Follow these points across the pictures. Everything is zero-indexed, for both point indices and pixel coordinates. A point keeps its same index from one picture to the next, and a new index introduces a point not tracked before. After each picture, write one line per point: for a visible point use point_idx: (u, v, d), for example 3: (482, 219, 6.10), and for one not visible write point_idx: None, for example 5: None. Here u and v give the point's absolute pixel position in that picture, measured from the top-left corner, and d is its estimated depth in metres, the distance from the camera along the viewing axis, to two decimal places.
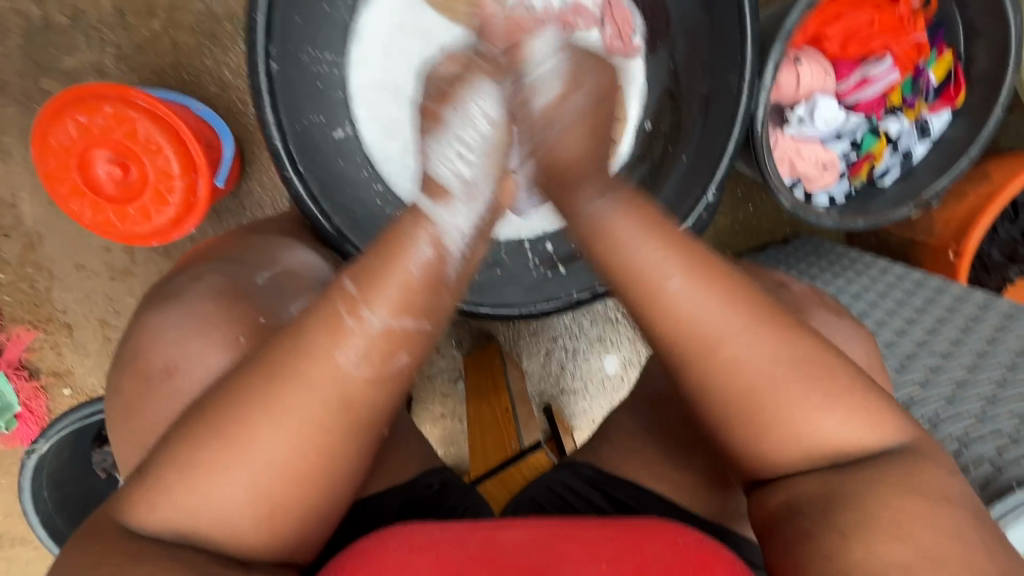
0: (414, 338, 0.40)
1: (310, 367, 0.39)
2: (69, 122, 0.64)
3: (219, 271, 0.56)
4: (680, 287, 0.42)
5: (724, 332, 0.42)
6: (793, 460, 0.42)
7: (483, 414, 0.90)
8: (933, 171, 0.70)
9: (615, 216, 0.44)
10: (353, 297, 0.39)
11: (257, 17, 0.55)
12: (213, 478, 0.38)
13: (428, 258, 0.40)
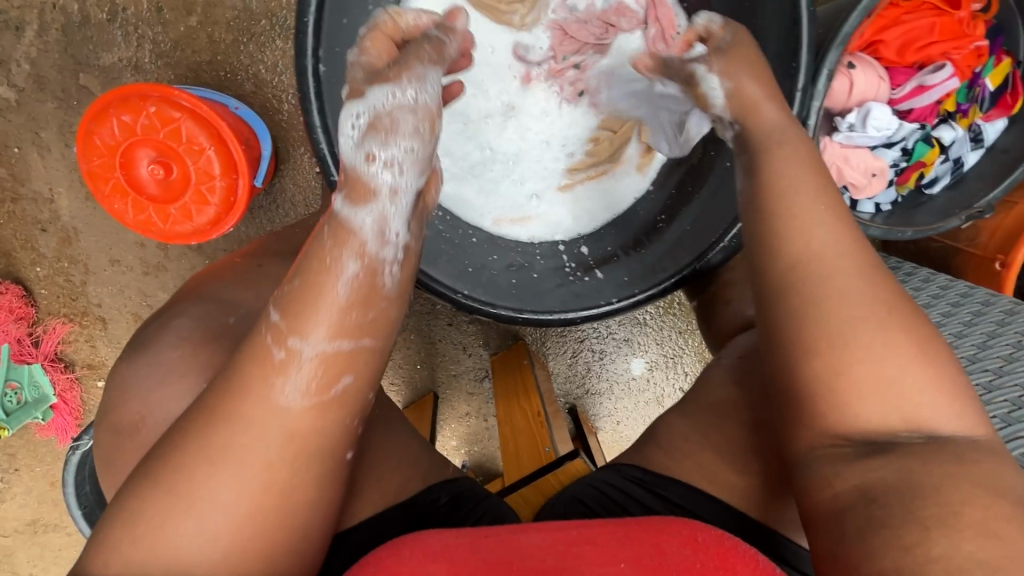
0: (354, 360, 0.40)
1: (243, 408, 0.38)
2: (114, 121, 0.64)
3: (205, 305, 0.55)
4: (807, 213, 0.46)
5: (839, 269, 0.44)
6: (868, 432, 0.41)
7: (514, 418, 0.88)
8: (986, 180, 0.69)
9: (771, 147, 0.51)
10: (279, 327, 0.39)
11: (308, 19, 0.54)
12: (169, 532, 0.37)
13: (355, 275, 0.41)
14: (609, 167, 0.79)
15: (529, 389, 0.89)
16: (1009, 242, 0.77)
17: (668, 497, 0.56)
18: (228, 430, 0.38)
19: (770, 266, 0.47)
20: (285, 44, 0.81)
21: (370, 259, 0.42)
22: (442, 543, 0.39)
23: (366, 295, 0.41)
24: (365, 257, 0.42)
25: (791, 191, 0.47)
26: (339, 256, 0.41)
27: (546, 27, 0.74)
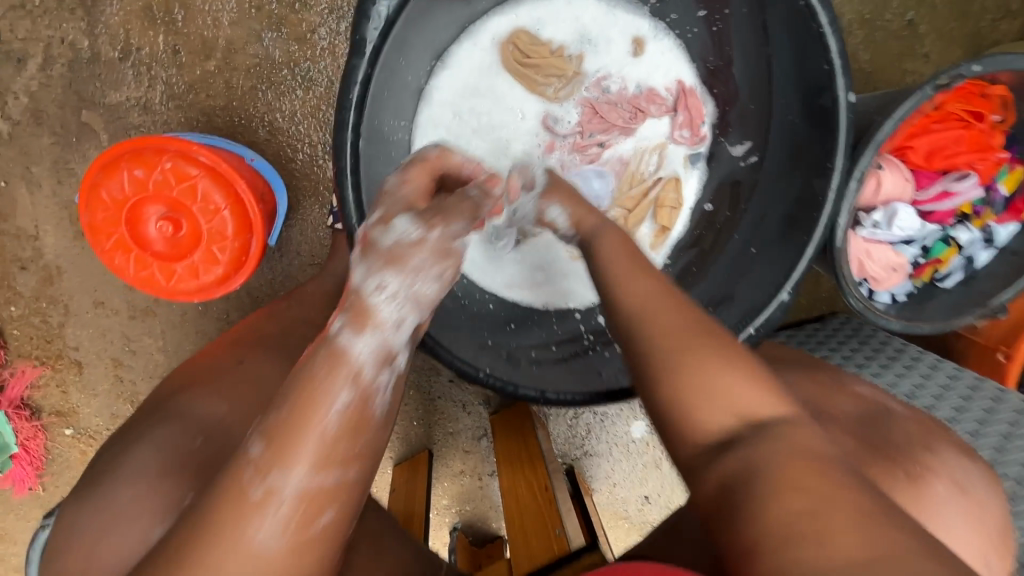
0: (339, 493, 0.37)
1: (218, 560, 0.34)
2: (123, 175, 0.60)
3: (170, 426, 0.49)
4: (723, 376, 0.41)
5: (776, 415, 0.40)
6: None
7: (518, 488, 0.84)
8: (999, 281, 0.70)
9: (636, 276, 0.48)
10: (256, 463, 0.35)
11: (353, 91, 0.51)
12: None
13: (347, 407, 0.37)
14: (623, 243, 0.75)
15: (532, 458, 0.86)
16: (1012, 335, 0.79)
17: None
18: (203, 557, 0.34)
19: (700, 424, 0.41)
20: (305, 94, 0.79)
21: (365, 387, 0.38)
22: None
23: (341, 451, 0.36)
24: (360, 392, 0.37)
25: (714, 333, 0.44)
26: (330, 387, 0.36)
27: (577, 102, 0.72)
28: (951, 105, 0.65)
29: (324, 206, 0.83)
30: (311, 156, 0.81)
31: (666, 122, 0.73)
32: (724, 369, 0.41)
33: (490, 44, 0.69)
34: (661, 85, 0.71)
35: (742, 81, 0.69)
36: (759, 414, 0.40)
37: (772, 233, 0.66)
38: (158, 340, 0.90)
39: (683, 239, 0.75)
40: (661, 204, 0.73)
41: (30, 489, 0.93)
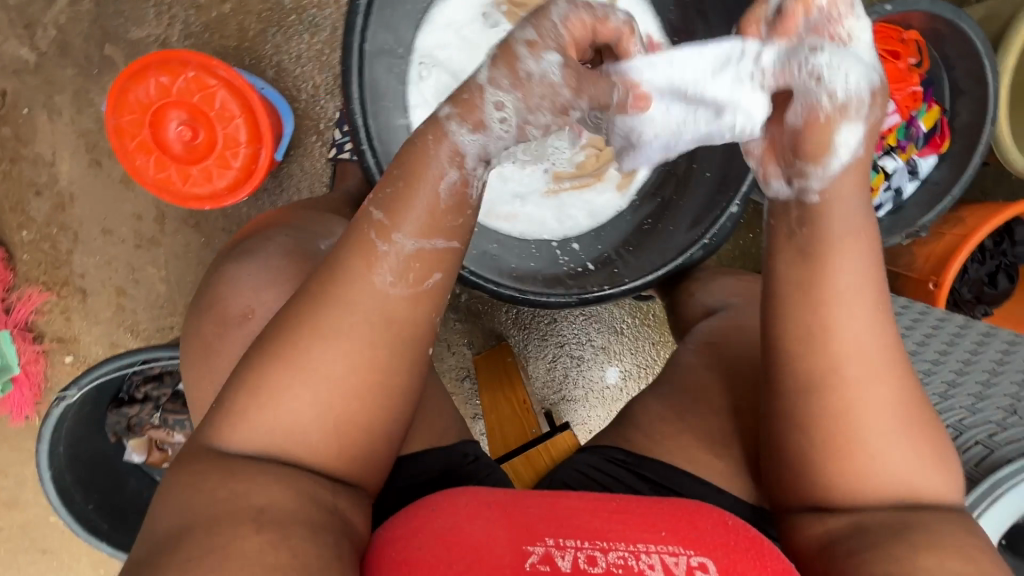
0: (442, 259, 0.48)
1: (350, 290, 0.46)
2: (150, 82, 0.68)
3: (288, 238, 0.68)
4: (854, 316, 0.46)
5: (875, 369, 0.46)
6: (866, 499, 0.46)
7: (500, 408, 0.92)
8: (921, 206, 0.81)
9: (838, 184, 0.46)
10: (381, 223, 0.47)
11: (359, 2, 0.61)
12: (280, 394, 0.45)
13: (453, 182, 0.47)
14: (592, 181, 0.85)
15: (515, 382, 0.93)
16: (940, 266, 0.88)
17: (647, 476, 0.61)
18: (337, 309, 0.46)
19: (802, 349, 0.47)
20: (311, 38, 0.87)
21: (466, 178, 0.48)
22: (494, 498, 0.50)
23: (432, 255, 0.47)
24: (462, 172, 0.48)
25: (859, 282, 0.46)
26: (440, 165, 0.47)
27: None
28: (875, 44, 0.75)
29: (325, 144, 0.91)
30: (314, 96, 0.89)
31: None
32: (839, 202, 0.46)
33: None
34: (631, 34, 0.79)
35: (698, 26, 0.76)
36: (868, 357, 0.46)
37: (723, 157, 0.75)
38: (161, 270, 0.94)
39: (647, 186, 0.84)
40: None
41: (26, 417, 0.96)
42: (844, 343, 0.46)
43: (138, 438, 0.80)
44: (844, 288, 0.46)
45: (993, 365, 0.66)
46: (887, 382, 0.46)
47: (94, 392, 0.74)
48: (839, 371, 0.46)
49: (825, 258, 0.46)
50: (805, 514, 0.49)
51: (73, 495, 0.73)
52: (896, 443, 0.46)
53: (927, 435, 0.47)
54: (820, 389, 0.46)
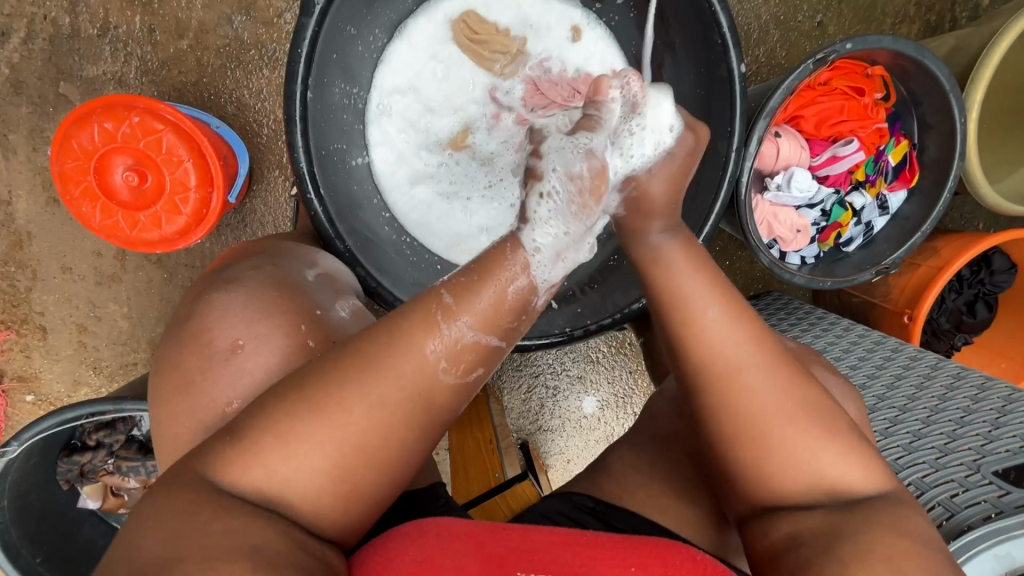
0: (489, 354, 0.45)
1: (405, 362, 0.42)
2: (94, 127, 0.67)
3: (271, 270, 0.59)
4: (716, 316, 0.48)
5: (746, 361, 0.47)
6: (795, 492, 0.45)
7: (467, 446, 0.91)
8: (892, 243, 0.79)
9: (673, 249, 0.53)
10: (448, 305, 0.43)
11: (300, 50, 0.60)
12: (305, 447, 0.40)
13: (519, 287, 0.45)
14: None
15: (483, 418, 0.93)
16: (915, 298, 0.86)
17: (616, 526, 0.54)
18: (389, 373, 0.42)
19: (693, 367, 0.49)
20: (271, 73, 0.85)
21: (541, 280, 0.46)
22: (466, 529, 0.43)
23: (480, 357, 0.44)
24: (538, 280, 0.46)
25: (739, 349, 0.47)
26: (514, 261, 0.45)
27: (521, 80, 0.76)
28: (835, 81, 0.77)
29: (287, 178, 0.89)
30: (275, 131, 0.87)
31: None
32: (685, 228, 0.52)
33: (444, 19, 0.76)
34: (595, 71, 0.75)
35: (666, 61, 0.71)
36: (751, 365, 0.47)
37: (690, 195, 0.70)
38: (123, 306, 0.92)
39: None
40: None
41: None
42: (722, 340, 0.48)
43: (91, 484, 0.79)
44: (696, 305, 0.49)
45: (960, 415, 0.63)
46: (782, 375, 0.47)
47: (41, 442, 0.73)
48: (739, 374, 0.47)
49: (638, 242, 0.54)
50: (762, 516, 0.47)
51: (18, 550, 0.72)
52: (814, 444, 0.46)
53: (849, 432, 0.47)
54: (726, 392, 0.47)
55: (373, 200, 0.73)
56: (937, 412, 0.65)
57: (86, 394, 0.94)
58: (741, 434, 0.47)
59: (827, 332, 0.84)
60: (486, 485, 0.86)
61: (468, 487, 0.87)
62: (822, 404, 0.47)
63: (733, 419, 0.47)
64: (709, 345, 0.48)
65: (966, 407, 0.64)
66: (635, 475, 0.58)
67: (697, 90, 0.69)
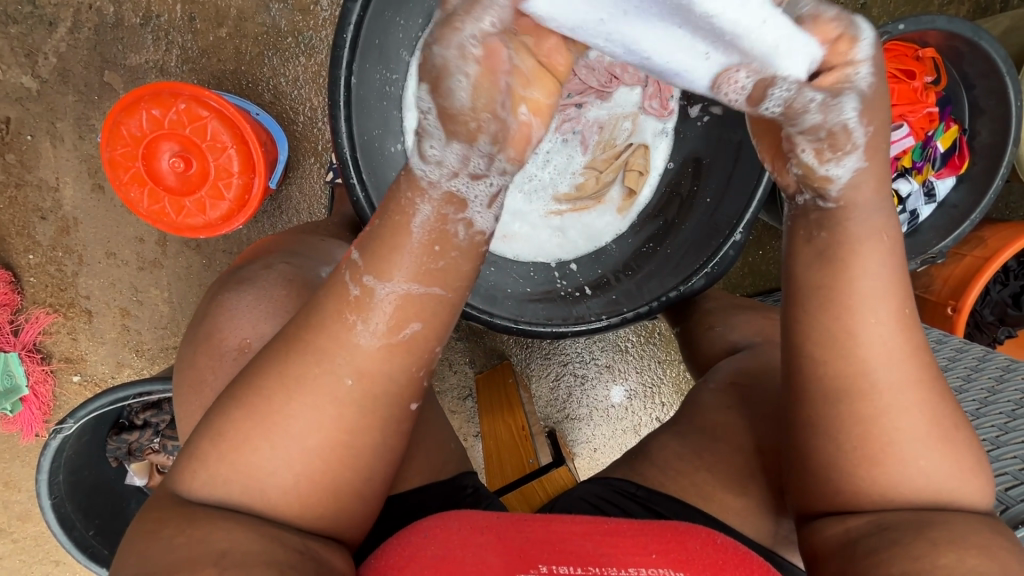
0: (425, 306, 0.42)
1: (321, 338, 0.41)
2: (143, 114, 0.68)
3: (283, 267, 0.61)
4: (883, 324, 0.42)
5: (901, 381, 0.42)
6: (891, 499, 0.42)
7: (498, 433, 0.93)
8: (938, 232, 0.78)
9: (847, 251, 0.43)
10: (358, 266, 0.42)
11: (345, 35, 0.61)
12: (246, 443, 0.41)
13: (429, 221, 0.42)
14: (592, 204, 0.77)
15: (513, 405, 0.93)
16: (959, 290, 0.83)
17: (660, 513, 0.53)
18: (308, 357, 0.41)
19: (838, 368, 0.43)
20: (308, 60, 0.86)
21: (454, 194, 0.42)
22: (487, 520, 0.43)
23: (407, 310, 0.41)
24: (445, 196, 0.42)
25: (896, 350, 0.42)
26: (417, 200, 0.42)
27: None
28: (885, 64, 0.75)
29: (322, 166, 0.90)
30: (311, 119, 0.88)
31: (636, 90, 0.75)
32: (860, 207, 0.42)
33: None
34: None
35: None
36: (902, 399, 0.42)
37: (723, 183, 0.69)
38: (164, 291, 0.94)
39: (649, 208, 0.77)
40: (630, 167, 0.75)
41: (35, 436, 0.96)
42: (875, 352, 0.42)
43: (138, 462, 0.82)
44: (868, 293, 0.42)
45: (1010, 409, 0.62)
46: (928, 393, 0.43)
47: (91, 419, 0.76)
48: (868, 380, 0.42)
49: (842, 256, 0.43)
50: (827, 517, 0.44)
51: (73, 522, 0.76)
52: (934, 462, 0.42)
53: (978, 473, 0.43)
54: (851, 398, 0.42)
55: None
56: (986, 405, 0.63)
57: (128, 376, 0.96)
58: (853, 435, 0.43)
59: None
60: (521, 471, 0.88)
61: (503, 474, 0.89)
62: (949, 419, 0.43)
63: (846, 431, 0.43)
64: (852, 346, 0.42)
65: (1017, 400, 0.62)
66: (677, 462, 0.56)
67: None
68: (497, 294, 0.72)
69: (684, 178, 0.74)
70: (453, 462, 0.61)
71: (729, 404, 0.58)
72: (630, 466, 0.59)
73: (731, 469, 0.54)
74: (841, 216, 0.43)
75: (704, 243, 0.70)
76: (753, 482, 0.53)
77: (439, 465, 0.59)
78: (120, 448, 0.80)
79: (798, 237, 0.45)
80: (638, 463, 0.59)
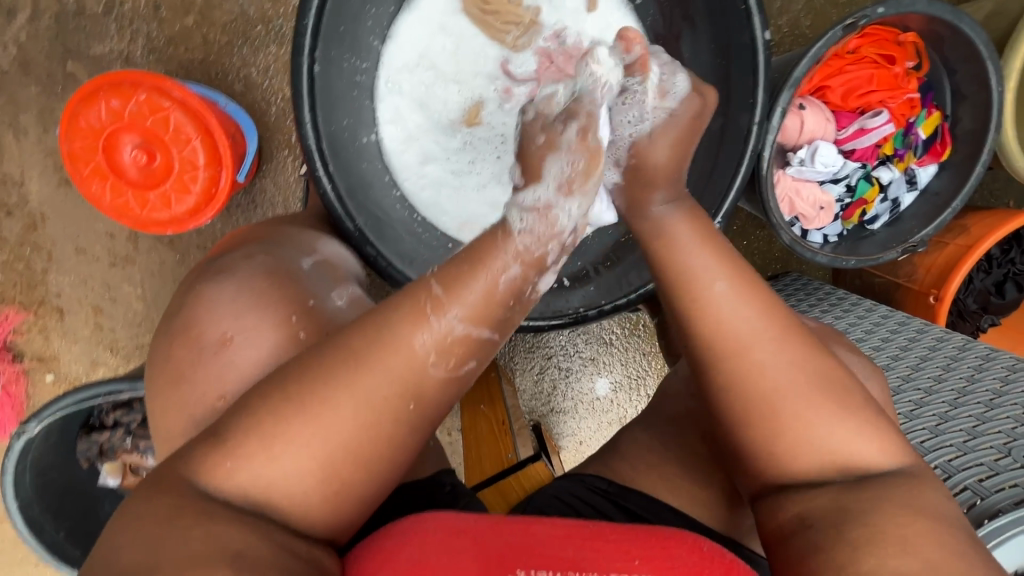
0: (482, 347, 0.44)
1: (391, 357, 0.41)
2: (102, 105, 0.66)
3: (254, 261, 0.59)
4: (723, 290, 0.47)
5: (755, 339, 0.46)
6: (802, 472, 0.44)
7: (479, 426, 0.92)
8: (920, 219, 0.76)
9: (677, 222, 0.52)
10: (438, 297, 0.42)
11: (307, 21, 0.59)
12: (287, 446, 0.40)
13: (512, 276, 0.44)
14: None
15: (495, 400, 0.92)
16: (942, 279, 0.82)
17: (631, 510, 0.52)
18: (375, 374, 0.41)
19: (692, 340, 0.48)
20: (278, 49, 0.84)
21: (540, 258, 0.45)
22: (465, 523, 0.42)
23: (467, 348, 0.43)
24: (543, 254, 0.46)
25: (740, 313, 0.47)
26: (505, 252, 0.43)
27: (535, 51, 0.73)
28: (864, 49, 0.74)
29: (296, 158, 0.88)
30: (284, 110, 0.86)
31: None
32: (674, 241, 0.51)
33: None
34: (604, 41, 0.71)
35: (683, 36, 0.70)
36: (767, 368, 0.45)
37: (704, 172, 0.67)
38: (137, 288, 0.92)
39: None
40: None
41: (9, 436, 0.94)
42: (716, 312, 0.47)
43: (111, 463, 0.80)
44: (697, 269, 0.49)
45: (989, 398, 0.61)
46: (789, 343, 0.46)
47: (59, 420, 0.75)
48: (752, 348, 0.46)
49: (671, 234, 0.51)
50: (772, 495, 0.45)
51: (42, 525, 0.75)
52: (820, 417, 0.44)
53: (865, 411, 0.45)
54: (733, 357, 0.46)
55: (383, 178, 0.72)
56: (965, 394, 0.62)
57: (103, 374, 0.94)
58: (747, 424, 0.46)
59: (845, 314, 0.81)
60: (500, 465, 0.87)
61: (482, 469, 0.88)
62: (823, 364, 0.46)
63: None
64: (708, 304, 0.47)
65: (996, 389, 0.62)
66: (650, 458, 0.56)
67: (716, 64, 0.66)
68: None
69: None
70: (426, 459, 0.60)
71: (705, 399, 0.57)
72: (604, 462, 0.58)
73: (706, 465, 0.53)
74: (636, 190, 0.54)
75: None
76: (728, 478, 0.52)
77: (412, 464, 0.57)
78: (91, 448, 0.78)
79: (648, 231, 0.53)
80: (612, 458, 0.58)
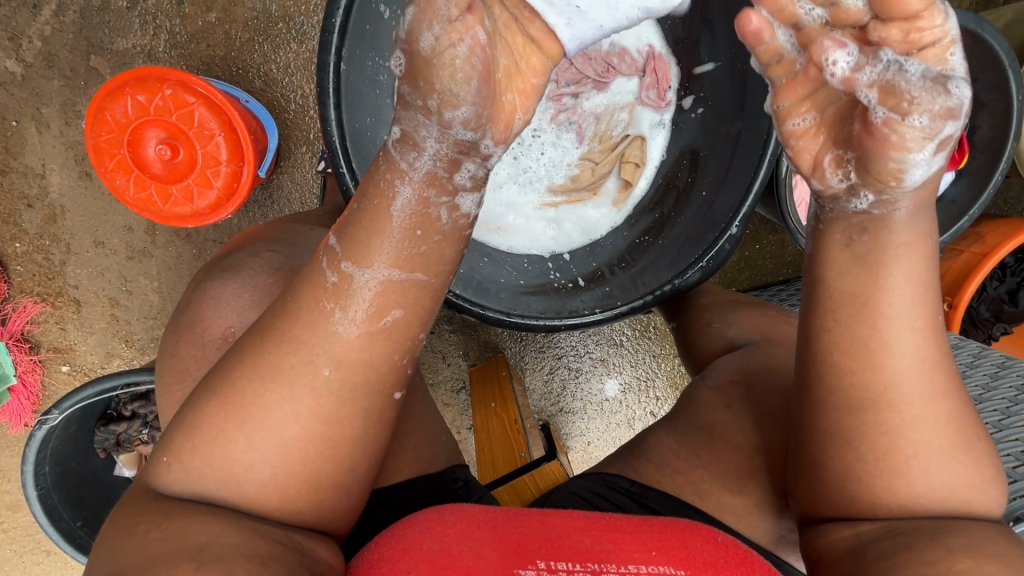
0: (410, 293, 0.42)
1: (300, 328, 0.41)
2: (128, 100, 0.67)
3: (262, 258, 0.60)
4: (908, 336, 0.41)
5: (921, 391, 0.41)
6: (901, 510, 0.42)
7: (490, 424, 0.92)
8: (936, 227, 0.77)
9: (898, 266, 0.41)
10: (336, 252, 0.42)
11: (334, 20, 0.60)
12: (220, 438, 0.40)
13: (408, 204, 0.42)
14: (587, 196, 0.76)
15: (506, 398, 0.92)
16: (956, 286, 0.82)
17: (655, 509, 0.52)
18: (286, 347, 0.41)
19: (852, 379, 0.42)
20: (299, 47, 0.84)
21: (433, 174, 0.42)
22: (484, 515, 0.43)
23: (392, 300, 0.41)
24: (451, 141, 0.41)
25: (917, 362, 0.41)
26: (398, 187, 0.42)
27: None
28: None
29: (314, 155, 0.88)
30: (303, 106, 0.86)
31: (634, 82, 0.73)
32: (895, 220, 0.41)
33: None
34: (632, 45, 0.71)
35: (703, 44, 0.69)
36: (914, 418, 0.41)
37: (721, 174, 0.68)
38: (153, 281, 0.93)
39: (644, 202, 0.75)
40: (626, 159, 0.74)
41: (24, 426, 0.95)
42: (898, 360, 0.41)
43: (127, 454, 0.81)
44: (901, 306, 0.41)
45: (1005, 406, 0.61)
46: (945, 403, 0.42)
47: (79, 410, 0.76)
48: (895, 390, 0.41)
49: (880, 268, 0.41)
50: (836, 521, 0.44)
51: (59, 513, 0.76)
52: (940, 470, 0.42)
53: (988, 475, 0.42)
54: (874, 410, 0.41)
55: None
56: (982, 401, 0.62)
57: (118, 366, 0.95)
58: (864, 450, 0.42)
59: None
60: (513, 464, 0.88)
61: (495, 466, 0.89)
62: (971, 427, 0.42)
63: (855, 435, 0.42)
64: (883, 351, 0.41)
65: (1013, 397, 0.62)
66: (672, 458, 0.56)
67: (739, 69, 0.66)
68: (482, 282, 0.71)
69: (681, 170, 0.73)
70: (445, 455, 0.60)
71: (729, 402, 0.57)
72: (624, 462, 0.58)
73: (728, 466, 0.53)
74: (881, 223, 0.41)
75: (700, 237, 0.68)
76: (751, 482, 0.52)
77: (432, 460, 0.58)
78: (109, 439, 0.79)
79: (835, 241, 0.43)
80: (632, 458, 0.58)
